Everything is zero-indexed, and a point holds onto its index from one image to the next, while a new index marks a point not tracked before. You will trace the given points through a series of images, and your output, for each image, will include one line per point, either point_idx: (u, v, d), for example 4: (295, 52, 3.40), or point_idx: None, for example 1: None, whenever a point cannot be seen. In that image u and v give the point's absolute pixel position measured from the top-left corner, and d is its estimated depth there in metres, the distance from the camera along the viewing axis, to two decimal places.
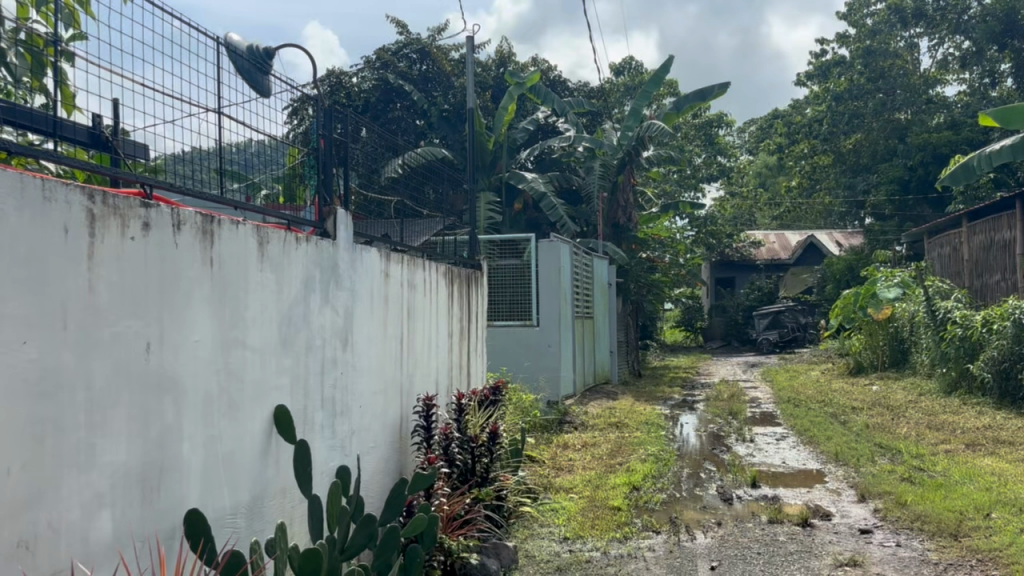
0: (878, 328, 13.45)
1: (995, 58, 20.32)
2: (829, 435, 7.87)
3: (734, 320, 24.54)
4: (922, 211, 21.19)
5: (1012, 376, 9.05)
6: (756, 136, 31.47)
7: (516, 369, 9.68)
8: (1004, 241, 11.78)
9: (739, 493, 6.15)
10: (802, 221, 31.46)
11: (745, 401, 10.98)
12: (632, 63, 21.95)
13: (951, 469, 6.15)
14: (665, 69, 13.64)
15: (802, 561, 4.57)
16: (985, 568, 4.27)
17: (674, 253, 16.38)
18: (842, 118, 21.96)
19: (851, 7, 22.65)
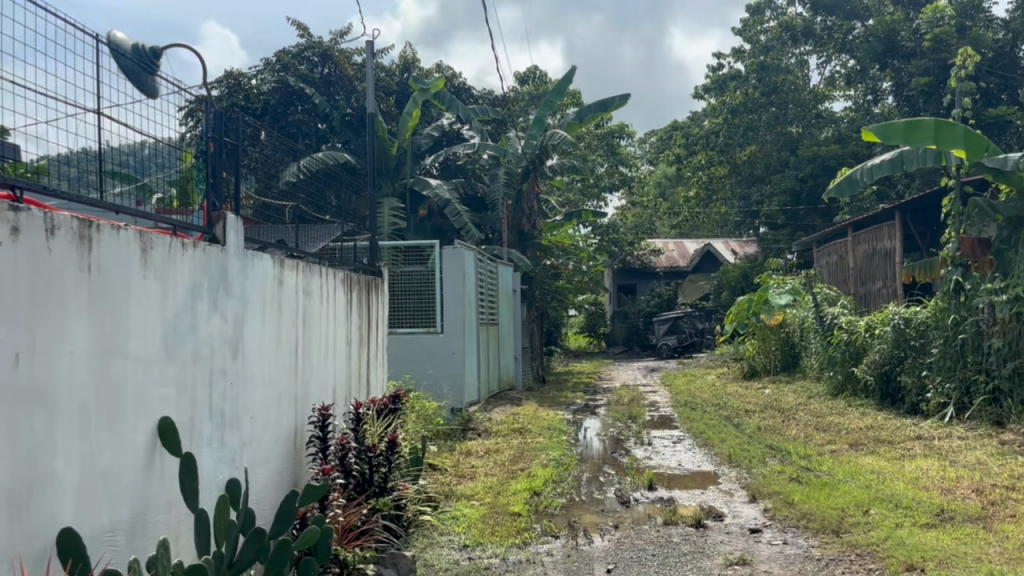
0: (771, 333, 13.98)
1: (878, 76, 21.41)
2: (724, 437, 8.12)
3: (635, 326, 25.10)
4: (812, 221, 22.14)
5: (892, 378, 9.55)
6: (657, 146, 32.21)
7: (420, 376, 9.60)
8: (885, 250, 12.42)
9: (637, 496, 6.26)
10: (701, 230, 32.37)
11: (645, 405, 11.23)
12: (537, 72, 22.16)
13: (836, 469, 6.43)
14: (568, 79, 13.87)
15: (694, 561, 4.69)
16: (863, 562, 4.48)
17: (578, 260, 16.58)
18: (737, 130, 22.68)
19: (746, 24, 23.49)
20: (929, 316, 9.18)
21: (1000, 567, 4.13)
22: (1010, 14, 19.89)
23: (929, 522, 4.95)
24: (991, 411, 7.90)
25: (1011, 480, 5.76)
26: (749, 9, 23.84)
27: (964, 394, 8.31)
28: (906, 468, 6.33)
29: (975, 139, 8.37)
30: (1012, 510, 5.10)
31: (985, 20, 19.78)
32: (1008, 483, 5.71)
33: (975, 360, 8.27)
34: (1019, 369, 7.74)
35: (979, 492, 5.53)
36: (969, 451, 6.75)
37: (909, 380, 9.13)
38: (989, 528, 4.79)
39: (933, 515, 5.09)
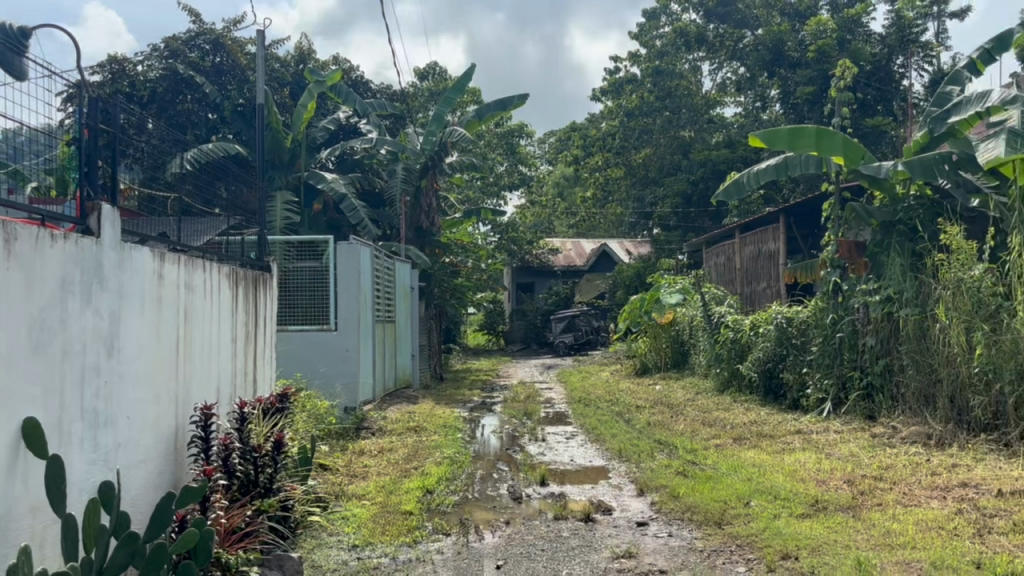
0: (661, 331, 14.36)
1: (765, 84, 22.28)
2: (615, 433, 8.28)
3: (533, 324, 25.39)
4: (703, 223, 22.95)
5: (774, 374, 9.97)
6: (555, 146, 32.59)
7: (312, 374, 9.42)
8: (770, 252, 12.91)
9: (529, 492, 6.31)
10: (597, 230, 32.92)
11: (540, 402, 11.33)
12: (437, 67, 22.15)
13: (720, 462, 6.65)
14: (468, 76, 13.90)
15: (582, 555, 4.76)
16: (742, 552, 4.65)
17: (476, 258, 16.59)
18: (632, 133, 23.11)
19: (642, 29, 24.05)
20: (810, 315, 9.60)
21: (867, 553, 4.36)
22: (886, 29, 21.02)
23: (804, 512, 5.18)
24: (864, 406, 8.34)
25: (879, 471, 6.09)
26: (645, 14, 24.42)
27: (840, 389, 8.74)
28: (785, 461, 6.61)
29: (852, 147, 8.81)
30: (879, 499, 5.39)
31: (864, 34, 20.88)
32: (876, 473, 6.03)
33: (850, 358, 8.71)
34: (890, 366, 8.18)
35: (850, 482, 5.83)
36: (842, 444, 7.10)
37: (790, 376, 9.53)
38: (858, 516, 5.05)
39: (807, 505, 5.33)
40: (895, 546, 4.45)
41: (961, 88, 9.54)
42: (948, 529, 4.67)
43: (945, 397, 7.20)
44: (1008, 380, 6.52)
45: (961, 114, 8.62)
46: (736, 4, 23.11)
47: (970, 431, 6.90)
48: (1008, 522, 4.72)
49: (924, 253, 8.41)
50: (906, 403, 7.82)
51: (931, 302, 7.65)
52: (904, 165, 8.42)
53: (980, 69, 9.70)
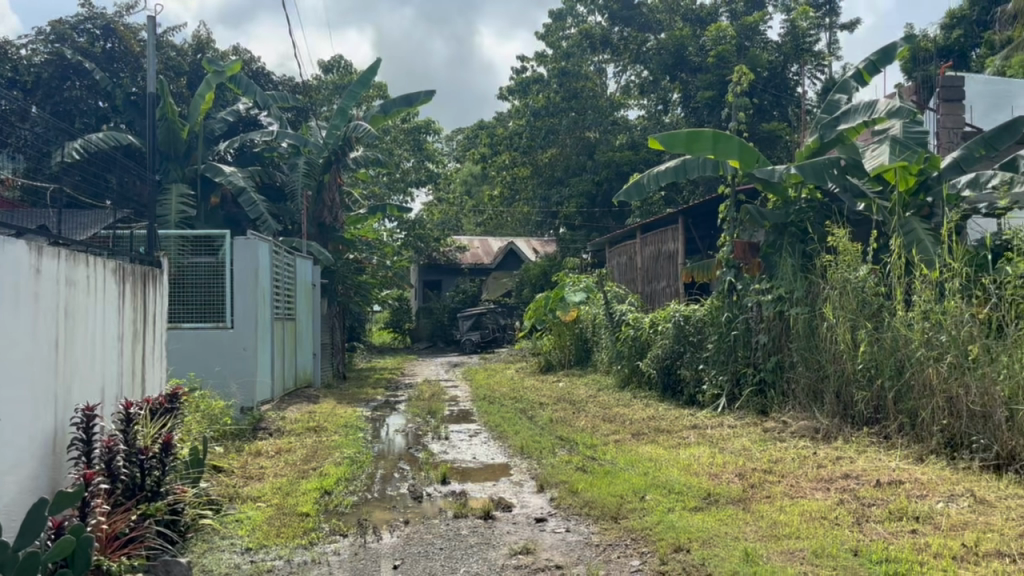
0: (566, 328, 14.51)
1: (667, 88, 22.85)
2: (517, 430, 8.33)
3: (440, 321, 25.27)
4: (607, 223, 23.33)
5: (672, 371, 10.22)
6: (462, 143, 32.51)
7: (205, 374, 9.12)
8: (669, 252, 13.23)
9: (430, 491, 6.27)
10: (503, 228, 33.01)
11: (444, 400, 11.29)
12: (342, 61, 21.89)
13: (618, 457, 6.77)
14: (373, 71, 13.78)
15: (479, 553, 4.77)
16: (637, 546, 4.74)
17: (381, 255, 16.41)
18: (539, 133, 23.31)
19: (548, 29, 24.28)
20: (706, 314, 9.88)
21: (755, 544, 4.51)
22: (781, 38, 21.81)
23: (696, 506, 5.32)
24: (757, 401, 8.64)
25: (769, 464, 6.32)
26: (552, 14, 24.63)
27: (735, 385, 9.05)
28: (680, 455, 6.78)
29: (747, 150, 9.10)
30: (767, 491, 5.59)
31: (761, 42, 21.64)
32: (766, 466, 6.26)
33: (745, 355, 9.03)
34: (781, 362, 8.50)
35: (741, 475, 6.02)
36: (735, 439, 7.33)
37: (687, 373, 9.79)
38: (747, 508, 5.22)
39: (700, 499, 5.48)
40: (781, 537, 4.61)
41: (848, 97, 9.99)
42: (830, 519, 4.87)
43: (831, 393, 7.52)
44: (888, 376, 6.87)
45: (849, 122, 9.04)
46: (639, 8, 23.56)
47: (854, 425, 7.24)
48: (884, 510, 4.96)
49: (813, 254, 8.76)
50: (796, 398, 8.14)
51: (820, 302, 7.97)
52: (797, 169, 8.72)
53: (866, 80, 10.17)
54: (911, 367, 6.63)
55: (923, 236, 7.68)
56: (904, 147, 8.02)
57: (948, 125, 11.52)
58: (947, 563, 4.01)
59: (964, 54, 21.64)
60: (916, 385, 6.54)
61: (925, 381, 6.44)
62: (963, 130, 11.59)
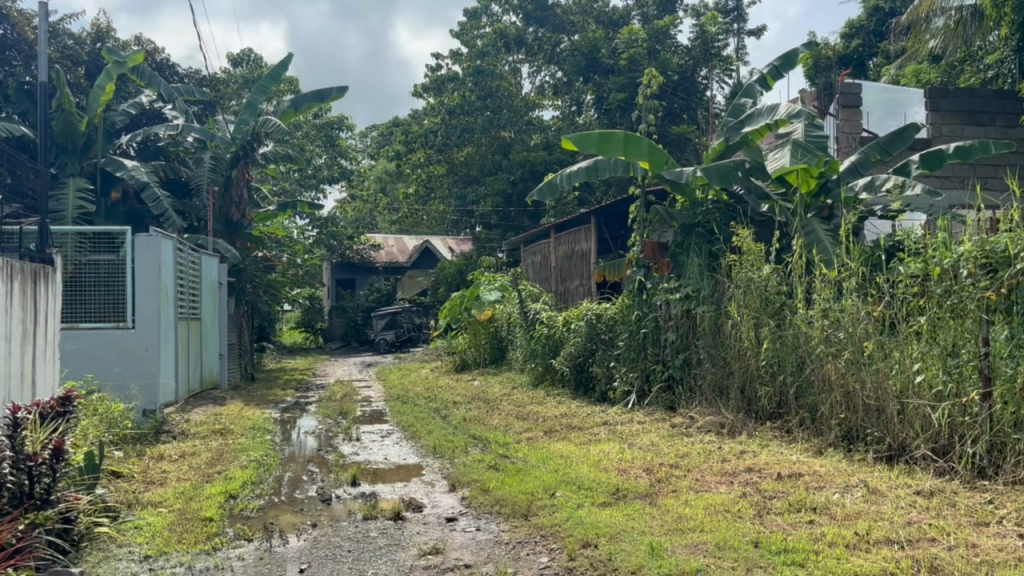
0: (481, 327, 14.52)
1: (581, 89, 23.19)
2: (430, 429, 8.30)
3: (354, 321, 24.97)
4: (521, 222, 23.46)
5: (584, 368, 10.37)
6: (377, 140, 32.22)
7: (105, 376, 8.76)
8: (582, 251, 13.40)
9: (339, 493, 6.17)
10: (419, 227, 32.81)
11: (356, 400, 11.15)
12: (252, 55, 21.46)
13: (529, 455, 6.81)
14: (284, 65, 13.54)
15: (388, 554, 4.72)
16: (546, 543, 4.78)
17: (292, 253, 16.11)
18: (454, 131, 23.25)
19: (464, 27, 24.27)
20: (617, 312, 10.02)
21: (660, 538, 4.60)
22: (692, 42, 22.33)
23: (605, 501, 5.40)
24: (666, 397, 8.83)
25: (676, 459, 6.46)
26: (467, 13, 24.62)
27: (644, 382, 9.23)
28: (590, 452, 6.86)
29: (656, 152, 9.28)
30: (674, 486, 5.71)
31: (671, 45, 22.05)
32: (672, 461, 6.39)
33: (654, 352, 9.21)
34: (688, 359, 8.70)
35: (648, 470, 6.14)
36: (645, 434, 7.46)
37: (599, 370, 9.93)
38: (654, 503, 5.32)
39: (608, 494, 5.56)
40: (686, 530, 4.72)
41: (753, 101, 10.30)
42: (733, 511, 5.01)
43: (736, 388, 7.75)
44: (790, 372, 7.10)
45: (753, 125, 9.31)
46: (553, 9, 23.79)
47: (758, 420, 7.46)
48: (784, 502, 5.12)
49: (719, 254, 8.99)
50: (702, 394, 8.34)
51: (725, 300, 8.18)
52: (703, 171, 8.92)
53: (769, 84, 10.49)
54: (811, 362, 6.87)
55: (822, 237, 7.95)
56: (804, 151, 8.30)
57: (846, 130, 12.00)
58: (841, 552, 4.17)
59: (862, 63, 22.60)
60: (816, 380, 6.78)
61: (824, 376, 6.69)
62: (860, 135, 12.10)
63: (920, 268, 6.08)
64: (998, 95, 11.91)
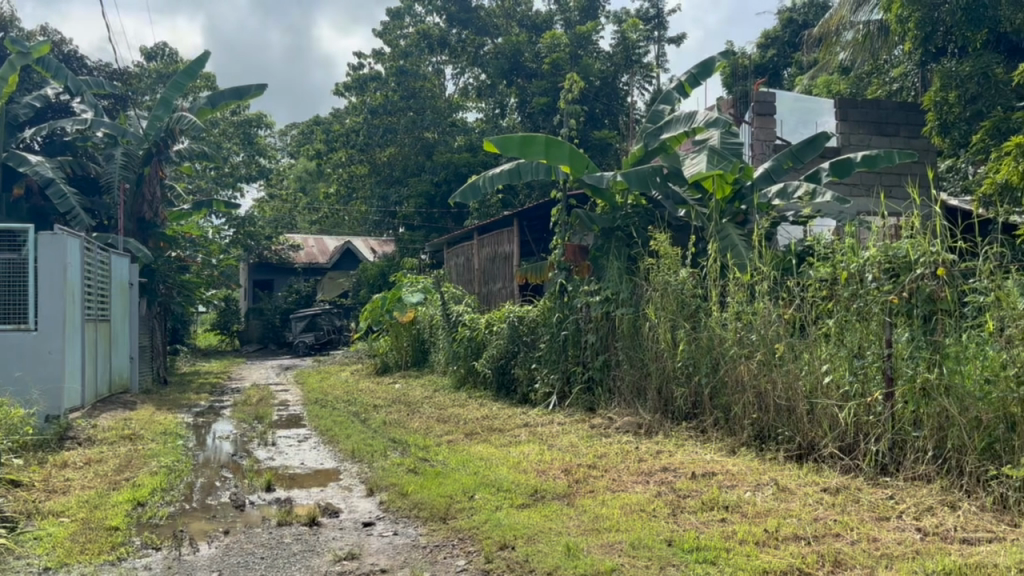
0: (403, 329, 14.41)
1: (505, 92, 23.29)
2: (349, 433, 8.19)
3: (271, 323, 24.46)
4: (445, 224, 23.38)
5: (507, 370, 10.41)
6: (298, 138, 31.70)
7: (4, 380, 8.36)
8: (505, 254, 13.47)
9: (252, 499, 6.03)
10: (340, 228, 32.42)
11: (273, 404, 10.92)
12: (166, 49, 20.85)
13: (449, 458, 6.78)
14: (200, 61, 13.22)
15: (302, 561, 4.64)
16: (464, 546, 4.77)
17: (207, 253, 15.69)
18: (376, 131, 23.06)
19: (386, 26, 24.11)
20: (539, 315, 10.07)
21: (576, 538, 4.64)
22: (613, 48, 22.67)
23: (523, 503, 5.41)
24: (586, 399, 8.93)
25: (594, 459, 6.53)
26: (390, 12, 24.44)
27: (565, 384, 9.31)
28: (510, 453, 6.87)
29: (577, 156, 9.37)
30: (591, 486, 5.77)
31: (593, 51, 22.31)
32: (591, 461, 6.46)
33: (574, 354, 9.29)
34: (608, 361, 8.80)
35: (567, 471, 6.19)
36: (564, 436, 7.52)
37: (521, 372, 9.97)
38: (571, 503, 5.37)
39: (527, 496, 5.58)
40: (603, 530, 4.77)
41: (671, 108, 10.50)
42: (649, 510, 5.10)
43: (653, 389, 7.88)
44: (704, 373, 7.26)
45: (671, 131, 9.49)
46: (477, 11, 23.83)
47: (674, 420, 7.60)
48: (698, 501, 5.23)
49: (638, 258, 9.12)
50: (621, 395, 8.45)
51: (644, 303, 8.30)
52: (623, 176, 9.04)
53: (686, 92, 10.74)
54: (725, 364, 7.03)
55: (736, 242, 8.16)
56: (720, 157, 8.50)
57: (761, 137, 12.39)
58: (751, 549, 4.28)
59: (777, 73, 23.29)
60: (730, 381, 6.95)
61: (737, 377, 6.87)
62: (774, 142, 12.51)
63: (828, 272, 6.27)
64: (902, 107, 12.45)
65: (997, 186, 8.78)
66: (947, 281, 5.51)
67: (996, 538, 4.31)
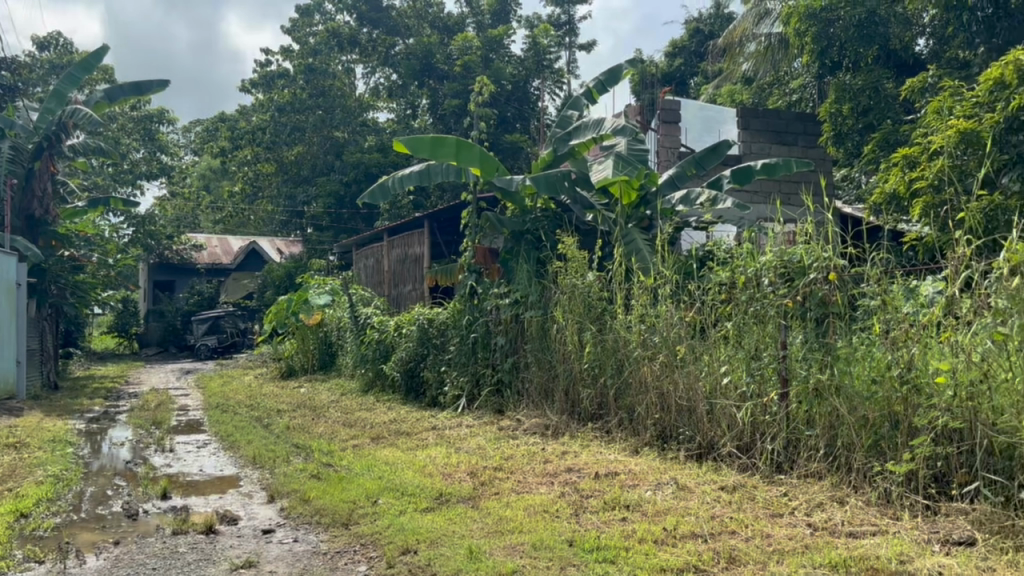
0: (309, 332, 14.17)
1: (417, 93, 23.20)
2: (250, 438, 8.00)
3: (172, 325, 23.69)
4: (355, 225, 23.13)
5: (416, 373, 10.35)
6: (202, 136, 30.85)
7: None
8: (415, 255, 13.41)
9: (146, 508, 5.82)
10: (245, 227, 31.67)
11: (172, 409, 10.57)
12: (60, 38, 19.95)
13: (353, 463, 6.70)
14: (97, 54, 12.72)
15: (197, 570, 4.50)
16: (366, 551, 4.71)
17: (103, 252, 15.07)
18: (283, 129, 22.63)
19: (295, 24, 23.67)
20: (448, 317, 10.04)
21: (479, 541, 4.64)
22: (525, 52, 22.82)
23: (428, 506, 5.38)
24: (495, 401, 8.96)
25: (500, 461, 6.54)
26: (299, 9, 24.03)
27: (474, 386, 9.31)
28: (416, 457, 6.83)
29: (487, 159, 9.36)
30: (496, 488, 5.79)
31: (505, 55, 22.44)
32: (497, 463, 6.47)
33: (484, 357, 9.31)
34: (517, 363, 8.85)
35: (473, 474, 6.18)
36: (471, 438, 7.52)
37: (431, 374, 9.92)
38: (476, 506, 5.37)
39: (432, 499, 5.55)
40: (505, 532, 4.79)
41: (579, 113, 10.64)
42: (552, 512, 5.13)
43: (561, 391, 7.96)
44: (610, 374, 7.38)
45: (580, 137, 9.62)
46: (388, 11, 23.66)
47: (580, 421, 7.69)
48: (600, 501, 5.30)
49: (546, 261, 9.20)
50: (529, 397, 8.51)
51: (552, 305, 8.37)
52: (532, 180, 9.09)
53: (595, 98, 10.89)
54: (630, 365, 7.16)
55: (641, 246, 8.30)
56: (626, 163, 8.66)
57: (666, 144, 12.69)
58: (649, 548, 4.36)
59: (684, 81, 23.88)
60: (634, 382, 7.08)
61: (641, 378, 7.00)
62: (679, 149, 12.83)
63: (727, 276, 6.44)
64: (800, 118, 12.92)
65: (885, 196, 9.18)
66: (838, 284, 5.72)
67: (880, 531, 4.50)
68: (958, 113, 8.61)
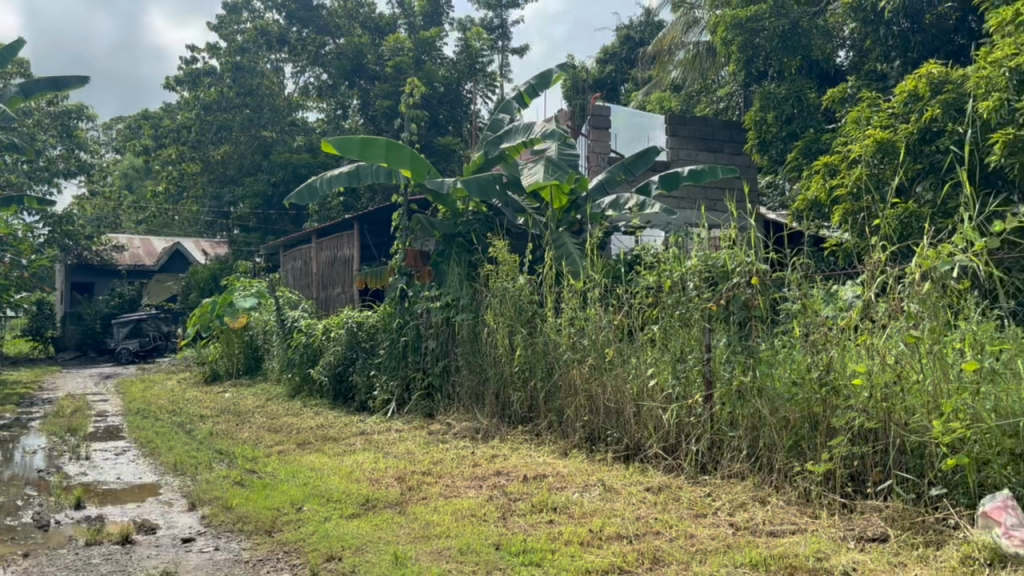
0: (235, 335, 13.88)
1: (347, 93, 22.97)
2: (172, 445, 7.78)
3: (91, 329, 22.90)
4: (283, 226, 22.76)
5: (344, 377, 10.22)
6: (123, 133, 29.95)
7: None
8: (344, 258, 13.25)
9: (58, 519, 5.59)
10: (168, 228, 30.86)
11: (88, 416, 10.20)
12: None
13: (278, 469, 6.56)
14: (12, 47, 12.25)
15: None
16: (289, 559, 4.62)
17: (16, 253, 14.47)
18: (209, 128, 22.13)
19: (222, 21, 23.19)
20: (378, 320, 9.95)
21: (405, 546, 4.60)
22: (457, 55, 22.79)
23: (353, 512, 5.31)
24: (425, 405, 8.90)
25: (429, 466, 6.50)
26: (226, 5, 23.55)
27: (404, 391, 9.23)
28: (343, 463, 6.73)
29: (417, 161, 9.30)
30: (424, 492, 5.75)
31: (437, 57, 22.40)
32: (426, 468, 6.43)
33: (414, 360, 9.24)
34: (447, 367, 8.81)
35: (400, 479, 6.12)
36: (400, 443, 7.46)
37: (360, 379, 9.81)
38: (403, 511, 5.32)
39: (359, 505, 5.49)
40: (430, 536, 4.76)
41: (510, 117, 10.67)
42: (479, 515, 5.12)
43: (491, 394, 7.95)
44: (540, 377, 7.41)
45: (510, 141, 9.65)
46: (319, 11, 23.37)
47: (510, 423, 7.70)
48: (527, 504, 5.31)
49: (477, 264, 9.19)
50: (460, 400, 8.48)
51: (483, 308, 8.36)
52: (463, 183, 9.07)
53: (526, 102, 10.93)
54: (559, 368, 7.20)
55: (571, 250, 8.37)
56: (556, 167, 8.73)
57: (597, 149, 12.82)
58: (575, 549, 4.38)
59: (615, 88, 24.20)
60: (563, 385, 7.13)
61: (570, 381, 7.04)
62: (608, 155, 12.98)
63: (654, 280, 6.52)
64: (726, 126, 13.21)
65: (807, 202, 9.44)
66: (760, 288, 5.85)
67: (799, 529, 4.61)
68: (875, 123, 8.92)
